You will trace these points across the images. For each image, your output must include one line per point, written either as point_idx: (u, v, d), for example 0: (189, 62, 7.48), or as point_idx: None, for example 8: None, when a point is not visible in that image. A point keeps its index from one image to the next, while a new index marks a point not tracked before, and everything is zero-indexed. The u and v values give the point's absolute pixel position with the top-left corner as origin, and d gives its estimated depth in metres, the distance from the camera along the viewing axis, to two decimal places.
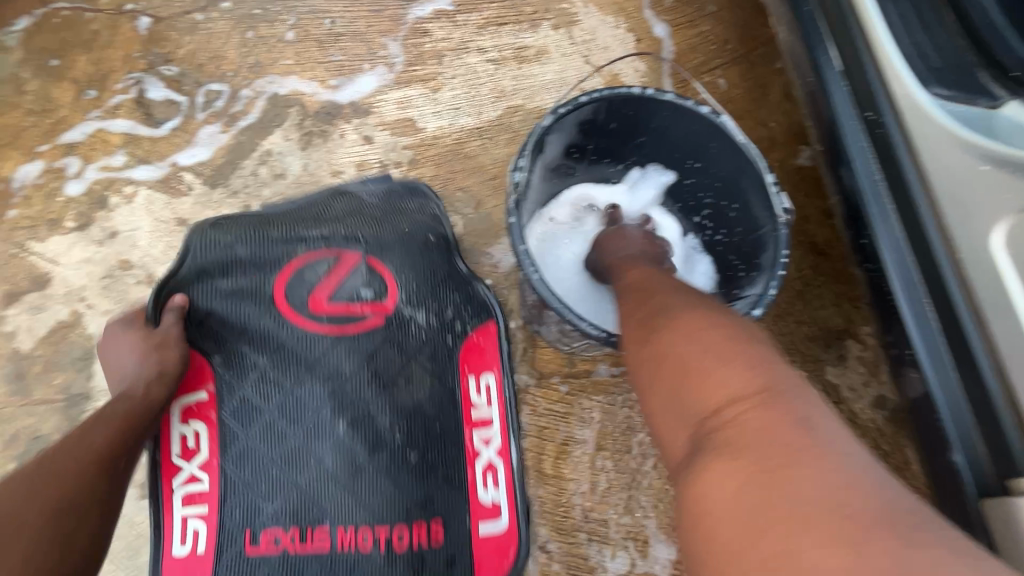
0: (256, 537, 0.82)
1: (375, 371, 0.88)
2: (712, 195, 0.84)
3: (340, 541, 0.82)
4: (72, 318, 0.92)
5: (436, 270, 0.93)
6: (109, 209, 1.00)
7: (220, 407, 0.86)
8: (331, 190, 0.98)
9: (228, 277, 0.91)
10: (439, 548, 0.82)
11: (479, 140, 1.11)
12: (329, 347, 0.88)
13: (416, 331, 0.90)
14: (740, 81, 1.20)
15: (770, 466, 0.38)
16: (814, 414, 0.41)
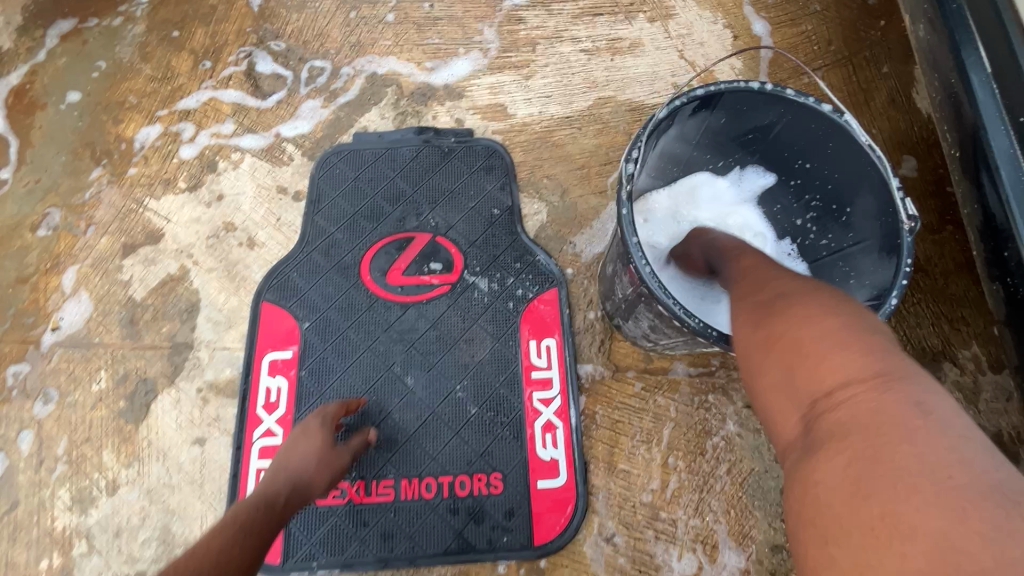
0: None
1: (443, 334, 0.94)
2: (820, 197, 0.81)
3: (404, 492, 0.85)
4: (180, 273, 0.99)
5: (501, 245, 1.00)
6: (217, 173, 1.06)
7: (302, 368, 0.92)
8: (415, 159, 1.07)
9: (322, 249, 0.99)
10: (498, 499, 0.85)
11: (568, 129, 1.10)
12: (403, 314, 0.95)
13: (480, 299, 0.96)
14: (843, 84, 1.15)
15: (871, 454, 0.35)
16: (926, 408, 0.36)
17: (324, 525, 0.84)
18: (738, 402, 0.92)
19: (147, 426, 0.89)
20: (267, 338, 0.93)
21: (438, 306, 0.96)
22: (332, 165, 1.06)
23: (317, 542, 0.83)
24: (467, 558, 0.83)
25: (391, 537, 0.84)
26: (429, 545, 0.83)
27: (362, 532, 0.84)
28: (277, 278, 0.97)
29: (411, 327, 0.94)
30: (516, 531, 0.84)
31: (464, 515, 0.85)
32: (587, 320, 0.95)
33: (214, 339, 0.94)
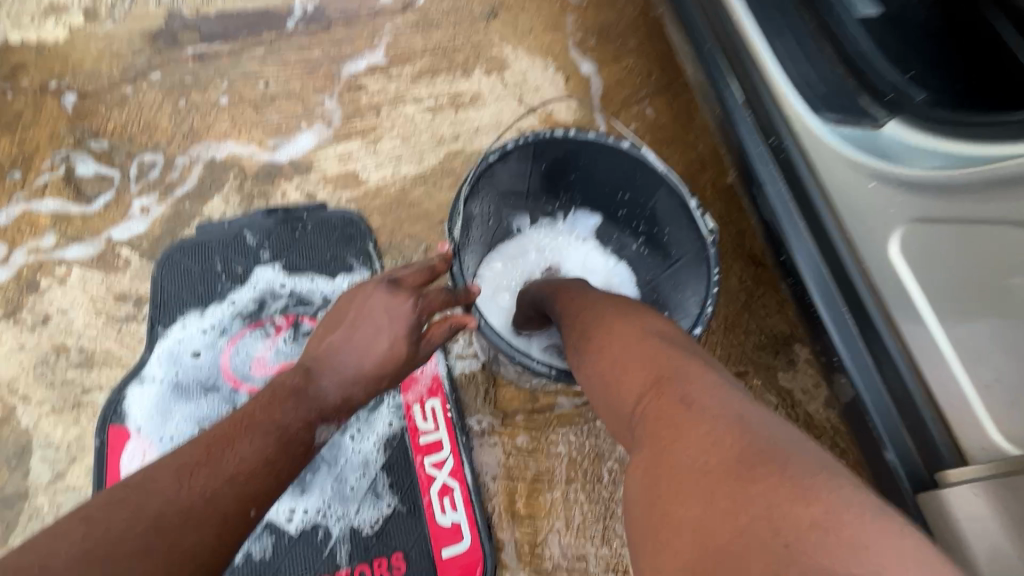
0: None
1: None
2: (644, 223, 0.89)
3: None
4: (4, 413, 0.87)
5: None
6: (40, 292, 0.95)
7: None
8: (270, 240, 1.02)
9: (171, 349, 0.92)
10: None
11: (423, 187, 1.12)
12: None
13: None
14: (667, 109, 1.27)
15: (678, 418, 0.41)
16: (704, 394, 0.43)
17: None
18: None
19: None
20: (115, 462, 0.84)
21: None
22: (175, 262, 0.99)
23: None
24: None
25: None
26: None
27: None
28: (120, 392, 0.89)
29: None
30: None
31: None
32: (462, 372, 0.95)
33: (53, 481, 0.83)
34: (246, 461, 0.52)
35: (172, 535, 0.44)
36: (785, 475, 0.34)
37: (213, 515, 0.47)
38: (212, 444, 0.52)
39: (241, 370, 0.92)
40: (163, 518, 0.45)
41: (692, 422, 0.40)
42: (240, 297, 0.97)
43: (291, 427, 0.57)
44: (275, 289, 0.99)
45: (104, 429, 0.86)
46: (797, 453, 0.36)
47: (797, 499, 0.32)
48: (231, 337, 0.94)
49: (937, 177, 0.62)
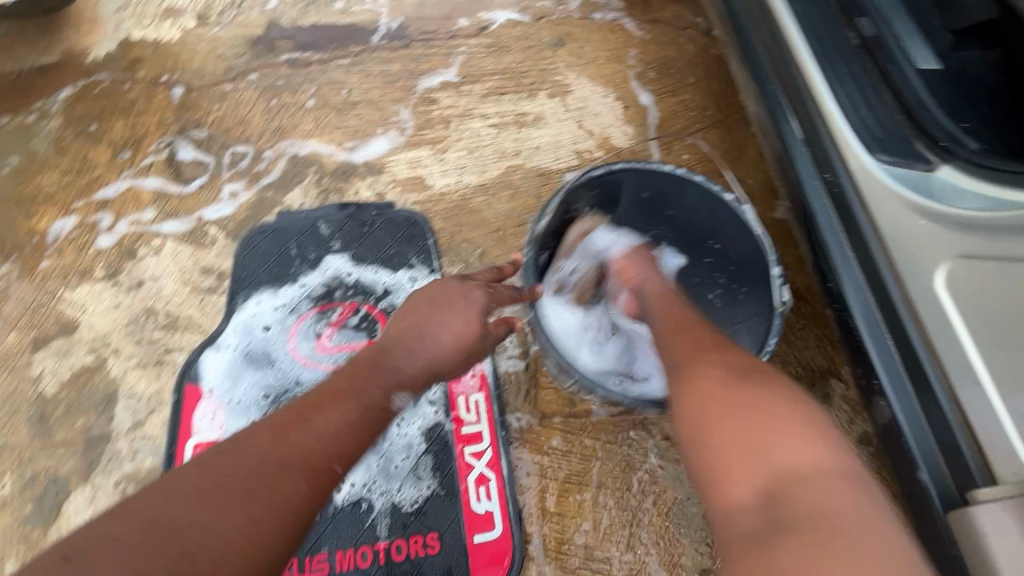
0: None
1: None
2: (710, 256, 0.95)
3: (341, 564, 0.86)
4: (96, 363, 0.96)
5: None
6: (137, 259, 1.06)
7: None
8: (341, 232, 1.11)
9: (245, 321, 1.01)
10: (436, 559, 0.87)
11: (483, 196, 1.20)
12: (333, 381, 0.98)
13: None
14: (721, 143, 1.32)
15: (776, 466, 0.50)
16: (803, 453, 0.51)
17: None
18: (657, 435, 0.99)
19: (59, 529, 0.85)
20: (187, 418, 0.92)
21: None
22: (255, 244, 1.08)
23: None
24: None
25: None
26: None
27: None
28: (197, 354, 0.98)
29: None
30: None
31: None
32: (506, 372, 1.01)
33: (133, 428, 0.92)
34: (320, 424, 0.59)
35: (260, 481, 0.52)
36: (833, 501, 0.47)
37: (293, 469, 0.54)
38: (299, 411, 0.59)
39: (306, 347, 1.00)
40: (252, 470, 0.53)
41: (763, 446, 0.52)
42: (311, 280, 1.06)
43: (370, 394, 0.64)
44: (342, 276, 1.07)
45: (181, 388, 0.95)
46: (848, 486, 0.48)
47: (837, 518, 0.46)
48: (300, 316, 1.03)
49: (990, 218, 0.69)
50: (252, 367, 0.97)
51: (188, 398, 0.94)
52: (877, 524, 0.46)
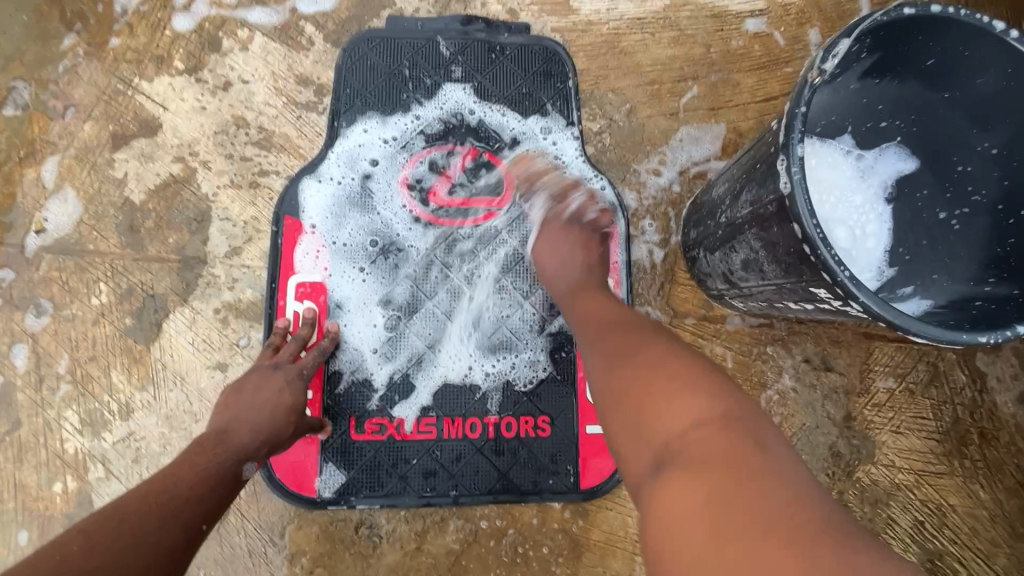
0: (367, 419, 0.80)
1: (493, 263, 0.85)
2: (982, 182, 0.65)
3: (447, 431, 0.81)
4: (184, 174, 0.84)
5: (560, 170, 0.89)
6: (222, 53, 0.87)
7: (334, 292, 0.82)
8: (465, 57, 0.90)
9: (351, 151, 0.86)
10: (546, 443, 0.81)
11: (639, 34, 0.94)
12: (451, 239, 0.85)
13: (533, 229, 0.86)
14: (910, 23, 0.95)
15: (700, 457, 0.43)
16: (757, 458, 0.42)
17: (367, 459, 0.79)
18: (796, 355, 0.88)
19: (160, 347, 0.80)
20: (289, 254, 0.83)
21: (484, 225, 0.86)
22: (361, 55, 0.88)
23: (356, 478, 0.79)
24: (506, 498, 0.80)
25: (435, 469, 0.80)
26: (475, 485, 0.80)
27: (404, 465, 0.80)
28: (295, 182, 0.85)
29: (451, 248, 0.85)
30: (562, 474, 0.81)
31: (508, 457, 0.81)
32: (641, 260, 0.88)
33: (231, 255, 0.83)
34: (166, 494, 0.56)
35: (115, 555, 0.49)
36: (708, 449, 0.43)
37: (156, 542, 0.52)
38: (149, 495, 0.55)
39: (419, 193, 0.86)
40: (87, 554, 0.48)
41: (677, 400, 0.47)
42: (426, 113, 0.88)
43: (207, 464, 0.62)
44: (463, 114, 0.88)
45: (280, 218, 0.83)
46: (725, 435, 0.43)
47: (745, 482, 0.40)
48: (412, 155, 0.87)
49: None
50: (358, 205, 0.85)
51: (287, 231, 0.83)
52: (778, 473, 0.41)
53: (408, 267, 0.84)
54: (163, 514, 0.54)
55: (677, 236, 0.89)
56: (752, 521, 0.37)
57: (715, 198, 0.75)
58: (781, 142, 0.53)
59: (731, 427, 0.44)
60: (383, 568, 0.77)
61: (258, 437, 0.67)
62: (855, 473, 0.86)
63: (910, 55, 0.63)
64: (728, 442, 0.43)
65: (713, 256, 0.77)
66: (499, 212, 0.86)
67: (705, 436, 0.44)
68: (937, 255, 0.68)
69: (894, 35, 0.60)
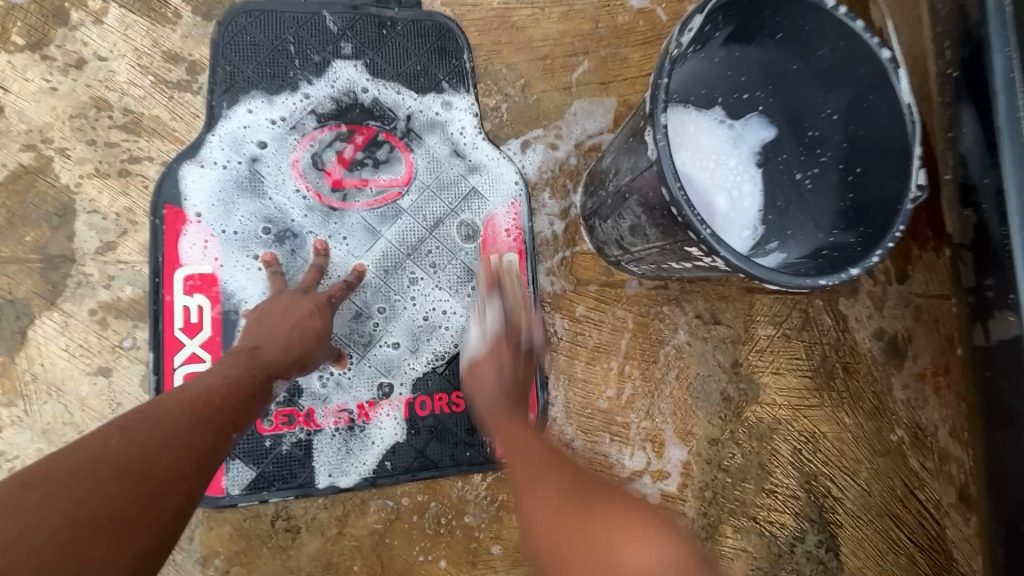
0: (274, 412, 0.78)
1: (397, 244, 0.85)
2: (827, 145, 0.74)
3: (361, 416, 0.80)
4: (38, 164, 0.75)
5: (460, 147, 0.89)
6: (71, 26, 0.78)
7: (227, 283, 0.78)
8: (353, 31, 0.86)
9: (234, 133, 0.81)
10: (461, 417, 0.83)
11: (530, 9, 0.95)
12: (352, 222, 0.83)
13: (436, 208, 0.87)
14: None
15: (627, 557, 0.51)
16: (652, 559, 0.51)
17: (278, 453, 0.77)
18: (689, 312, 0.95)
19: (27, 357, 0.72)
20: (173, 245, 0.77)
21: (386, 206, 0.85)
22: (239, 29, 0.82)
23: (267, 472, 0.77)
24: (425, 475, 0.81)
25: (351, 455, 0.79)
26: (393, 464, 0.80)
27: (317, 454, 0.78)
28: (174, 167, 0.78)
29: (352, 232, 0.83)
30: (479, 445, 0.83)
31: (425, 434, 0.82)
32: (543, 234, 0.91)
33: (103, 251, 0.76)
34: (210, 413, 0.52)
35: (151, 455, 0.46)
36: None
37: (187, 443, 0.49)
38: (196, 407, 0.52)
39: (315, 175, 0.83)
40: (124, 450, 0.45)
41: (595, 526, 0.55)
42: (316, 91, 0.84)
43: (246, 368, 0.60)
44: (356, 92, 0.86)
45: (159, 208, 0.77)
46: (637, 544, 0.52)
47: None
48: (305, 136, 0.83)
49: None
50: (249, 190, 0.80)
51: (168, 222, 0.77)
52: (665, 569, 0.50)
53: (308, 253, 0.81)
54: (193, 419, 0.51)
55: (576, 206, 0.92)
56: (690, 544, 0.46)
57: (606, 167, 0.79)
58: (650, 112, 0.57)
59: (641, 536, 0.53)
60: (304, 557, 0.77)
61: (288, 353, 0.65)
62: (744, 413, 0.95)
63: (762, 29, 0.70)
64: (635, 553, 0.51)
65: (606, 224, 0.81)
66: (401, 192, 0.86)
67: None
68: (794, 214, 0.75)
69: (746, 9, 0.66)
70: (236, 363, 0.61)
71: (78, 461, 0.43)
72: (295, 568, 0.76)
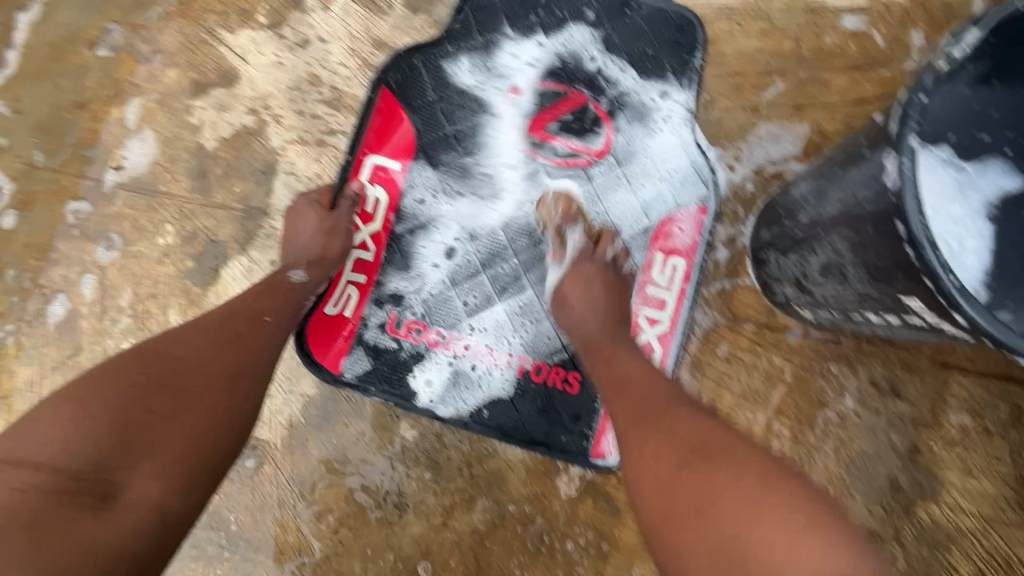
0: (405, 320, 0.80)
1: (558, 232, 0.83)
2: None
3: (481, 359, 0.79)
4: (256, 126, 0.85)
5: (659, 137, 0.86)
6: (304, 11, 0.88)
7: (405, 205, 0.83)
8: (592, 4, 0.88)
9: (463, 67, 0.86)
10: (574, 400, 0.78)
11: (726, 23, 0.90)
12: (533, 177, 0.84)
13: (615, 189, 0.85)
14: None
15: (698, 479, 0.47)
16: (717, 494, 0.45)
17: (397, 356, 0.79)
18: (862, 377, 0.82)
19: (216, 293, 0.81)
20: (378, 142, 0.84)
21: (574, 168, 0.85)
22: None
23: (382, 379, 0.78)
24: (515, 440, 0.77)
25: (456, 388, 0.78)
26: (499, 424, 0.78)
27: (424, 374, 0.79)
28: (410, 69, 0.86)
29: (532, 183, 0.84)
30: (577, 435, 0.78)
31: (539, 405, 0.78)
32: (708, 260, 0.84)
33: None
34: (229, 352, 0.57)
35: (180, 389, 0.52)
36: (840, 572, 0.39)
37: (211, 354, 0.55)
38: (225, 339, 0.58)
39: (518, 121, 0.85)
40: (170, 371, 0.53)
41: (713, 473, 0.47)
42: (549, 44, 0.87)
43: (269, 278, 0.70)
44: (583, 57, 0.87)
45: (376, 107, 0.85)
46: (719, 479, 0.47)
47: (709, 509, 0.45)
48: (524, 82, 0.86)
49: None
50: (453, 120, 0.85)
51: (361, 167, 0.83)
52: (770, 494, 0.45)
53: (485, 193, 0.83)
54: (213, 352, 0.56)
55: (745, 235, 0.84)
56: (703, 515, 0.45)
57: (796, 198, 0.71)
58: (894, 132, 0.49)
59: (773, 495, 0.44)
60: (407, 539, 0.76)
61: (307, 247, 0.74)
62: (915, 511, 0.79)
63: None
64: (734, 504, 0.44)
65: (786, 259, 0.72)
66: (590, 162, 0.85)
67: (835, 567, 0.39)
68: None
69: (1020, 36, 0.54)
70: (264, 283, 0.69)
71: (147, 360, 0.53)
72: (397, 547, 0.76)
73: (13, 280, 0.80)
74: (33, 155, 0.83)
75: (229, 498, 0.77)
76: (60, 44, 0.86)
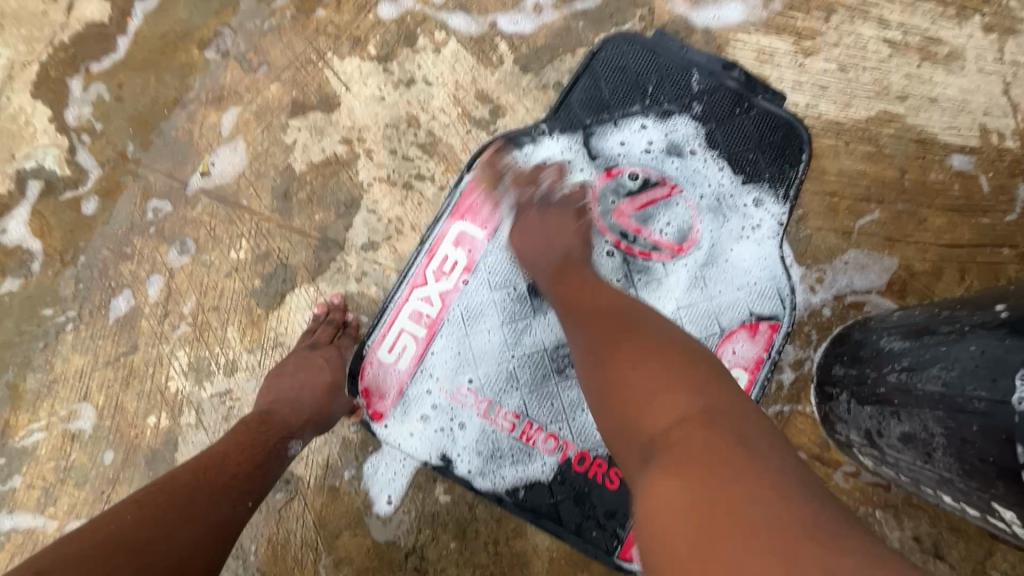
0: (456, 384, 0.78)
1: None
2: None
3: (523, 437, 0.77)
4: (348, 157, 0.85)
5: (744, 245, 0.84)
6: (414, 49, 0.88)
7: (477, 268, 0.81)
8: (702, 96, 0.86)
9: (561, 136, 0.85)
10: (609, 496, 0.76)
11: (832, 140, 0.88)
12: (609, 260, 0.83)
13: (688, 288, 0.83)
14: None
15: (648, 349, 0.54)
16: (652, 365, 0.52)
17: (439, 417, 0.78)
18: (906, 530, 0.80)
19: (277, 318, 0.81)
20: (466, 198, 0.83)
21: (653, 260, 0.83)
22: (618, 52, 0.87)
23: (422, 441, 0.77)
24: (546, 526, 0.76)
25: (494, 460, 0.77)
26: (529, 506, 0.76)
27: (466, 441, 0.77)
28: (516, 127, 0.86)
29: (609, 266, 0.83)
30: (608, 533, 0.76)
31: (571, 490, 0.76)
32: (771, 379, 0.82)
33: (366, 247, 0.83)
34: (216, 481, 0.57)
35: (169, 534, 0.51)
36: (703, 438, 0.45)
37: (205, 516, 0.54)
38: (198, 471, 0.58)
39: (605, 203, 0.84)
40: (134, 529, 0.50)
41: (626, 383, 0.52)
42: (653, 130, 0.86)
43: (251, 425, 0.67)
44: (683, 149, 0.85)
45: (471, 163, 0.84)
46: (668, 375, 0.51)
47: (654, 408, 0.49)
48: (615, 167, 0.85)
49: None
50: None
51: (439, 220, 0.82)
52: (702, 386, 0.50)
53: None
54: (193, 488, 0.55)
55: (813, 361, 0.83)
56: (653, 346, 0.54)
57: (882, 349, 0.68)
58: None
59: (681, 379, 0.50)
60: None
61: (298, 414, 0.69)
62: None
63: None
64: (637, 387, 0.51)
65: (861, 408, 0.70)
66: (669, 257, 0.83)
67: (689, 432, 0.46)
68: None
69: None
70: (237, 434, 0.65)
71: (105, 536, 0.49)
72: None
73: (83, 267, 0.81)
74: (125, 145, 0.84)
75: (253, 526, 0.77)
76: (171, 39, 0.86)
